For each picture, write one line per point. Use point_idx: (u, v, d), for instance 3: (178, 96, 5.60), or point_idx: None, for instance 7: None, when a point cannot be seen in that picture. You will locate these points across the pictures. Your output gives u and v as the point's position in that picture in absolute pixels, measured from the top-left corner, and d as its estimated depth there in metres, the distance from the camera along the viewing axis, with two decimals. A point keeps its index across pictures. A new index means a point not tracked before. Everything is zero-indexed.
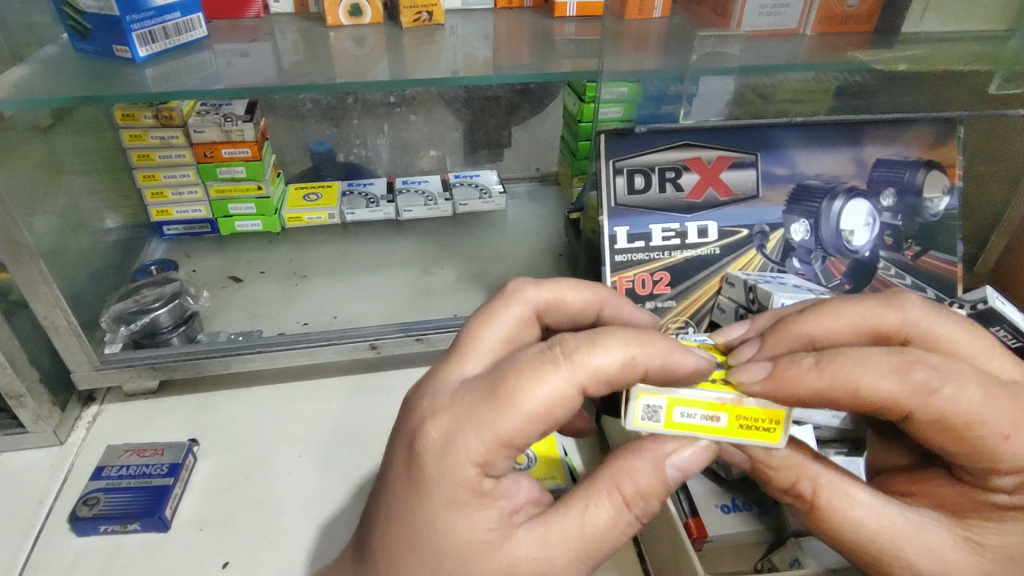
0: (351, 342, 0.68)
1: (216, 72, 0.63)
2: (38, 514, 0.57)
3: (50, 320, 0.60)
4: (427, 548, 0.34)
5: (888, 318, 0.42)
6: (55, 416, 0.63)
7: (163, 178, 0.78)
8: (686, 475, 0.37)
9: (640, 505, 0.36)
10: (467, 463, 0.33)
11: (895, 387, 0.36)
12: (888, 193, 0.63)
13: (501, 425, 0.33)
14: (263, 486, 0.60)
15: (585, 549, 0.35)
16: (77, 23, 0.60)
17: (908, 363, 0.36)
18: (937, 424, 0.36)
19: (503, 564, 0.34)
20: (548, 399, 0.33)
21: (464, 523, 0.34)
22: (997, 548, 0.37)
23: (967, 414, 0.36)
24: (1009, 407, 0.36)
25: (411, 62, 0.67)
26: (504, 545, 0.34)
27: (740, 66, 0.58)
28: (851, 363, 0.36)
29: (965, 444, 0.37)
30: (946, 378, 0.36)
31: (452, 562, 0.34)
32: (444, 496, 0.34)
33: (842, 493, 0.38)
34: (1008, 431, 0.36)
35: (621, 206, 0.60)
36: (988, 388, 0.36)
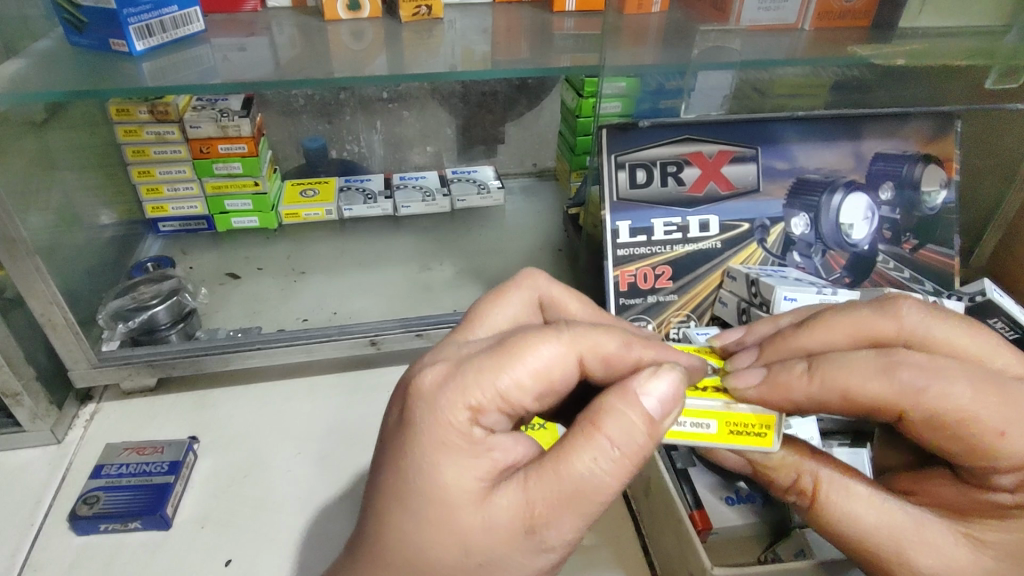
0: (352, 339, 0.68)
1: (213, 67, 0.62)
2: (36, 514, 0.57)
3: (46, 318, 0.59)
4: (413, 493, 0.33)
5: (884, 327, 0.42)
6: (52, 414, 0.62)
7: (159, 173, 0.78)
8: (668, 410, 0.34)
9: (622, 445, 0.33)
10: (459, 411, 0.33)
11: (881, 389, 0.37)
12: (887, 187, 0.64)
13: (500, 378, 0.34)
14: (264, 484, 0.59)
15: (569, 498, 0.32)
16: (72, 16, 0.60)
17: (894, 365, 0.37)
18: (928, 422, 0.37)
19: (482, 517, 0.32)
20: (548, 358, 0.35)
21: (447, 470, 0.33)
22: (998, 546, 0.37)
23: (956, 411, 0.36)
24: (1000, 404, 0.36)
25: (410, 56, 0.66)
26: (489, 495, 0.33)
27: (740, 61, 0.58)
28: (839, 368, 0.38)
29: (960, 441, 0.37)
30: (933, 377, 0.36)
31: (437, 508, 0.32)
32: (429, 441, 0.33)
33: (842, 489, 0.39)
34: (1002, 427, 0.36)
35: (622, 201, 0.60)
36: (978, 385, 0.36)
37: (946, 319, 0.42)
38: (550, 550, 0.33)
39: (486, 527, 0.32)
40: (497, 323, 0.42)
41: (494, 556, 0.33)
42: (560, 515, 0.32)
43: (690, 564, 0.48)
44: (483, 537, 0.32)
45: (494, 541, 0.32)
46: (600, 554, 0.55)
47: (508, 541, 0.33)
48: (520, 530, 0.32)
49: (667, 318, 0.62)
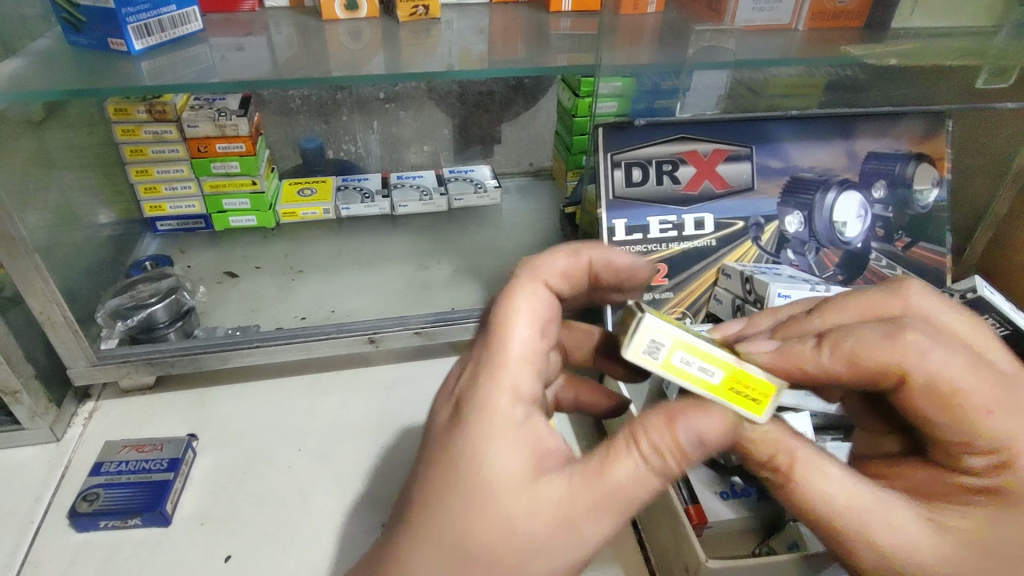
0: (350, 337, 0.68)
1: (212, 65, 0.63)
2: (36, 511, 0.57)
3: (45, 316, 0.59)
4: (461, 476, 0.34)
5: (889, 303, 0.43)
6: (52, 412, 0.62)
7: (157, 173, 0.78)
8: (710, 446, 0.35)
9: (664, 466, 0.34)
10: (504, 385, 0.35)
11: (887, 351, 0.36)
12: (879, 185, 0.65)
13: (516, 330, 0.37)
14: (263, 480, 0.60)
15: (610, 499, 0.34)
16: (71, 15, 0.60)
17: (899, 331, 0.37)
18: (929, 390, 0.36)
19: (527, 504, 0.33)
20: (537, 302, 0.38)
21: (500, 453, 0.34)
22: (961, 531, 0.35)
23: (954, 380, 0.36)
24: (991, 382, 0.36)
25: (407, 56, 0.67)
26: (534, 484, 0.33)
27: (734, 61, 0.59)
28: (849, 334, 0.37)
29: (950, 413, 0.36)
30: (937, 345, 0.36)
31: (482, 491, 0.33)
32: (481, 415, 0.34)
33: (819, 471, 0.36)
34: (992, 406, 0.36)
35: (618, 199, 0.60)
36: (973, 360, 0.36)
37: (940, 303, 0.43)
38: (585, 548, 0.34)
39: (532, 514, 0.33)
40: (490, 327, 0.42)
41: (534, 547, 0.33)
42: (600, 510, 0.34)
43: (685, 556, 0.48)
44: (526, 523, 0.33)
45: (536, 528, 0.33)
46: (598, 549, 0.56)
47: (547, 532, 0.33)
48: (560, 523, 0.33)
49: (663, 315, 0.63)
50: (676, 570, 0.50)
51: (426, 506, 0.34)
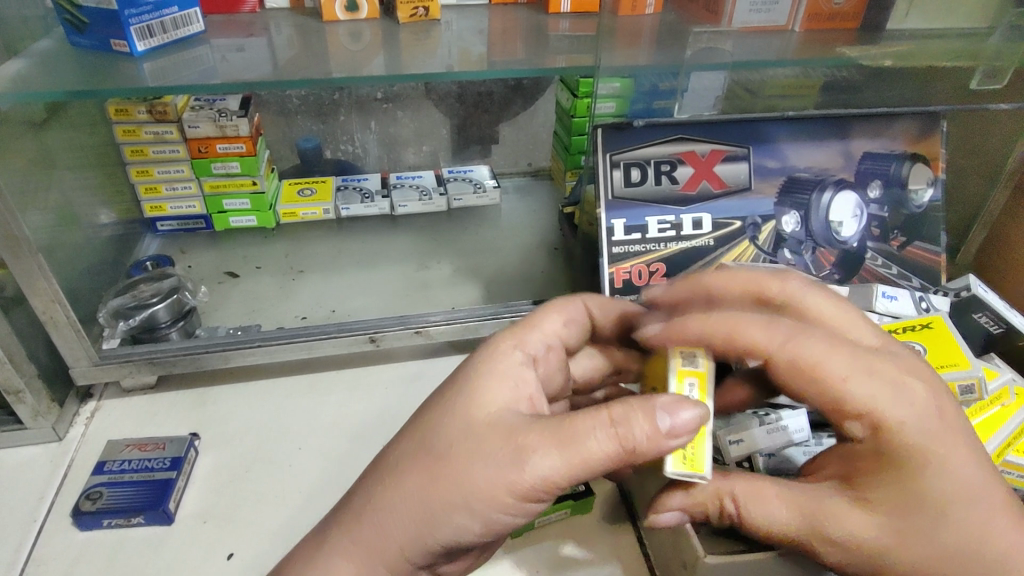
0: (351, 336, 0.68)
1: (214, 67, 0.63)
2: (39, 510, 0.57)
3: (48, 315, 0.60)
4: (454, 382, 0.40)
5: (770, 285, 0.43)
6: (54, 412, 0.63)
7: (157, 173, 0.78)
8: (679, 435, 0.35)
9: (624, 428, 0.34)
10: (520, 340, 0.43)
11: (761, 334, 0.38)
12: (875, 185, 0.65)
13: (552, 317, 0.47)
14: (265, 478, 0.60)
15: (559, 441, 0.35)
16: (73, 16, 0.60)
17: (768, 321, 0.38)
18: (793, 367, 0.37)
19: (487, 416, 0.37)
20: (569, 306, 0.49)
21: (490, 378, 0.39)
22: (883, 501, 0.36)
23: (810, 357, 0.37)
24: (853, 354, 0.36)
25: (407, 57, 0.67)
26: (499, 410, 0.37)
27: (732, 62, 0.60)
28: (725, 315, 0.40)
29: (819, 390, 0.37)
30: (795, 330, 0.38)
31: (463, 396, 0.38)
32: (492, 349, 0.41)
33: (756, 497, 0.40)
34: (845, 373, 0.36)
35: (617, 199, 0.61)
36: (834, 339, 0.37)
37: (829, 291, 0.42)
38: (520, 476, 0.34)
39: (486, 424, 0.36)
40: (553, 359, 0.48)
41: (473, 454, 0.35)
42: (543, 441, 0.35)
43: (684, 552, 0.49)
44: (482, 432, 0.36)
45: (487, 441, 0.36)
46: (597, 548, 0.56)
47: (496, 452, 0.35)
48: (504, 441, 0.35)
49: None
50: (674, 569, 0.51)
51: (422, 411, 0.39)
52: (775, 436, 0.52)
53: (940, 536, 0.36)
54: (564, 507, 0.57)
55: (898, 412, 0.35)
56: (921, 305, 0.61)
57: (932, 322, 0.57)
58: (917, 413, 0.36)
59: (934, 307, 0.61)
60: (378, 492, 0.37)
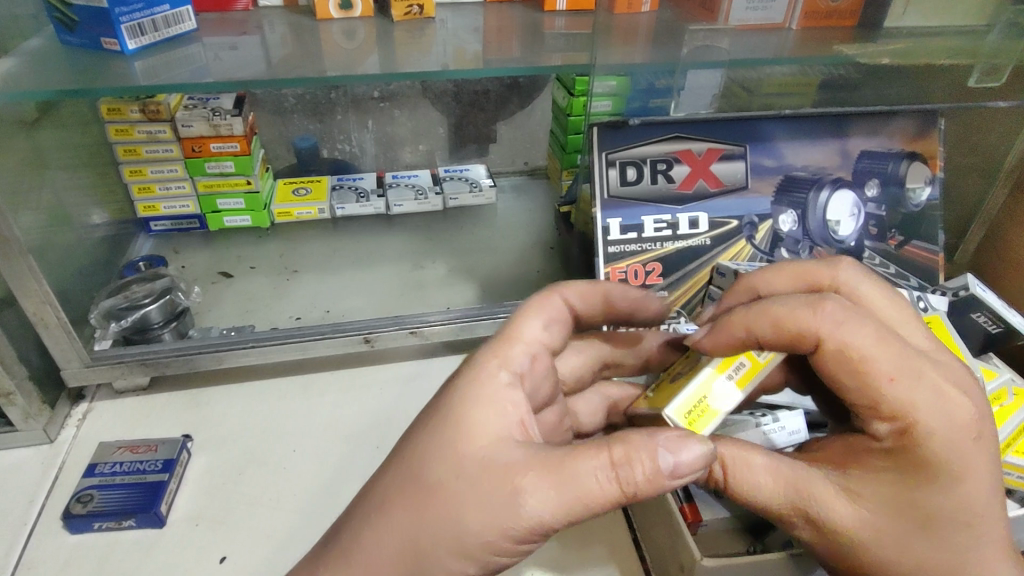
0: (345, 337, 0.68)
1: (206, 65, 0.63)
2: (30, 513, 0.57)
3: (39, 317, 0.59)
4: (440, 410, 0.38)
5: (820, 274, 0.43)
6: (45, 414, 0.62)
7: (151, 173, 0.78)
8: (683, 474, 0.34)
9: (627, 472, 0.34)
10: (503, 359, 0.40)
11: (807, 317, 0.37)
12: (872, 184, 0.65)
13: (529, 320, 0.43)
14: (258, 480, 0.60)
15: (557, 482, 0.34)
16: (63, 15, 0.60)
17: (821, 302, 0.37)
18: (839, 358, 0.36)
19: (480, 453, 0.35)
20: (550, 304, 0.46)
21: (478, 407, 0.37)
22: (875, 497, 0.36)
23: (859, 351, 0.36)
24: (898, 350, 0.36)
25: (402, 55, 0.67)
26: (492, 445, 0.36)
27: (728, 60, 0.60)
28: (772, 301, 0.39)
29: (857, 381, 0.36)
30: (848, 317, 0.36)
31: (452, 430, 0.36)
32: (474, 376, 0.38)
33: (744, 466, 0.39)
34: (892, 372, 0.35)
35: (613, 198, 0.60)
36: (883, 334, 0.36)
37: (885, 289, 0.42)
38: (520, 522, 0.34)
39: (478, 463, 0.35)
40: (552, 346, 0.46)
41: (468, 494, 0.35)
42: (544, 487, 0.34)
43: (680, 554, 0.49)
44: (474, 471, 0.35)
45: (480, 482, 0.35)
46: (592, 549, 0.56)
47: (492, 494, 0.34)
48: (500, 483, 0.34)
49: None
50: (670, 569, 0.51)
51: (405, 440, 0.38)
52: (772, 438, 0.52)
53: (918, 546, 0.36)
54: None
55: (935, 418, 0.35)
56: (920, 304, 0.60)
57: (928, 322, 0.56)
58: (949, 421, 0.35)
59: (932, 307, 0.60)
60: (368, 527, 0.37)
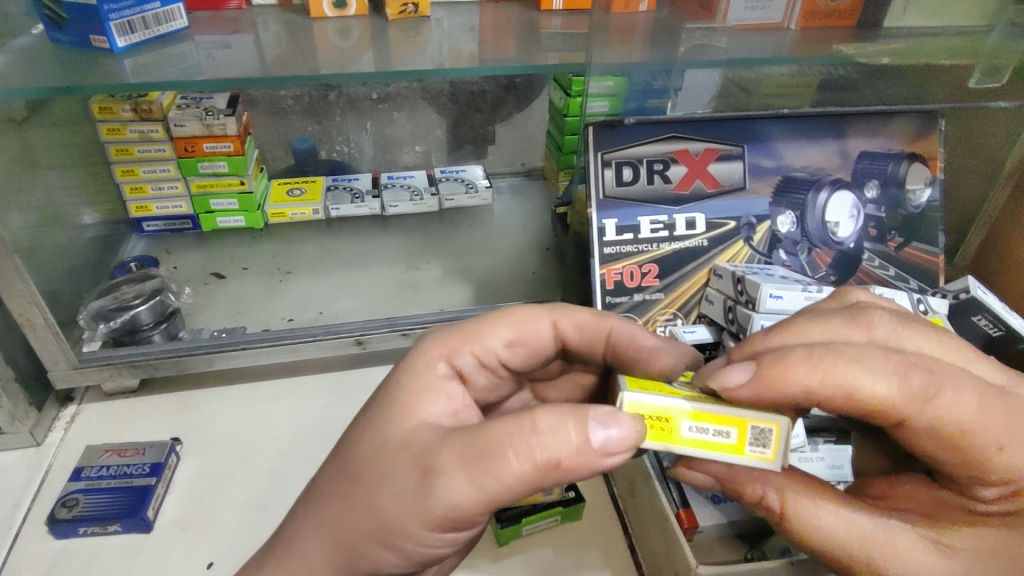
0: (338, 338, 0.67)
1: (198, 63, 0.62)
2: (14, 518, 0.55)
3: (26, 317, 0.58)
4: (382, 396, 0.41)
5: (853, 333, 0.40)
6: (32, 416, 0.61)
7: (143, 173, 0.77)
8: (609, 451, 0.34)
9: (543, 446, 0.34)
10: (450, 352, 0.45)
11: (894, 390, 0.35)
12: (872, 184, 0.64)
13: (498, 329, 0.48)
14: (247, 485, 0.59)
15: (469, 456, 0.34)
16: (52, 12, 0.59)
17: (907, 371, 0.35)
18: (932, 432, 0.35)
19: (404, 432, 0.38)
20: (533, 319, 0.49)
21: (418, 399, 0.40)
22: (967, 552, 0.37)
23: (961, 422, 0.35)
24: (1002, 415, 0.35)
25: (396, 54, 0.66)
26: (417, 427, 0.38)
27: (726, 59, 0.59)
28: (839, 362, 0.35)
29: (957, 452, 0.36)
30: (943, 385, 0.35)
31: (384, 411, 0.40)
32: (419, 361, 0.44)
33: (811, 507, 0.38)
34: (1000, 442, 0.35)
35: (609, 198, 0.59)
36: (985, 396, 0.35)
37: (917, 326, 0.40)
38: (430, 502, 0.35)
39: (401, 443, 0.37)
40: (520, 356, 0.49)
41: (386, 472, 0.36)
42: (455, 464, 0.34)
43: (676, 563, 0.47)
44: (395, 452, 0.37)
45: (398, 464, 0.36)
46: (587, 556, 0.55)
47: (407, 474, 0.36)
48: (415, 459, 0.36)
49: (654, 316, 0.62)
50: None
51: (350, 431, 0.41)
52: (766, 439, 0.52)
53: None
54: (554, 513, 0.56)
55: None
56: (919, 307, 0.59)
57: None
58: None
59: (932, 309, 0.59)
60: (307, 518, 0.39)
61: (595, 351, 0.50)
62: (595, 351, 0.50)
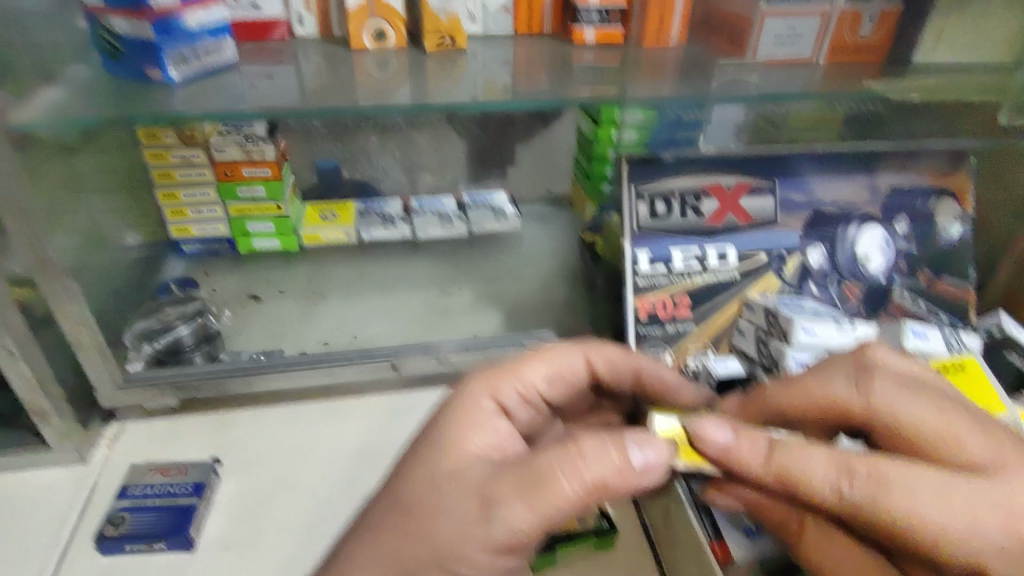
0: (373, 362, 0.68)
1: (242, 93, 0.64)
2: (62, 535, 0.57)
3: (74, 337, 0.61)
4: (428, 431, 0.43)
5: (851, 405, 0.44)
6: (79, 434, 0.63)
7: (184, 196, 0.80)
8: (647, 470, 0.39)
9: (593, 471, 0.37)
10: (494, 388, 0.46)
11: (831, 488, 0.39)
12: (902, 219, 0.65)
13: (536, 365, 0.50)
14: (286, 506, 0.60)
15: (526, 484, 0.37)
16: (111, 46, 0.62)
17: (848, 468, 0.39)
18: (874, 526, 0.38)
19: (456, 466, 0.40)
20: (566, 355, 0.52)
21: (464, 431, 0.42)
22: None
23: (897, 521, 0.37)
24: (944, 516, 0.37)
25: (433, 86, 0.68)
26: (467, 461, 0.40)
27: (757, 95, 0.60)
28: (787, 452, 0.40)
29: (903, 544, 0.38)
30: (882, 489, 0.38)
31: (433, 445, 0.41)
32: (464, 396, 0.45)
33: (824, 539, 0.42)
34: (935, 539, 0.37)
35: (642, 230, 0.60)
36: (925, 497, 0.37)
37: (919, 399, 0.42)
38: (490, 531, 0.36)
39: (454, 476, 0.39)
40: (558, 389, 0.52)
41: (440, 504, 0.38)
42: (513, 492, 0.37)
43: None
44: (449, 484, 0.38)
45: (454, 495, 0.38)
46: None
47: (463, 506, 0.37)
48: (472, 491, 0.38)
49: (685, 347, 0.62)
50: None
51: (396, 463, 0.42)
52: None
53: None
54: (586, 540, 0.57)
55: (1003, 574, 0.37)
56: (953, 342, 0.59)
57: (963, 363, 0.56)
58: None
59: (966, 346, 0.59)
60: (353, 549, 0.39)
61: (622, 384, 0.54)
62: (622, 383, 0.54)
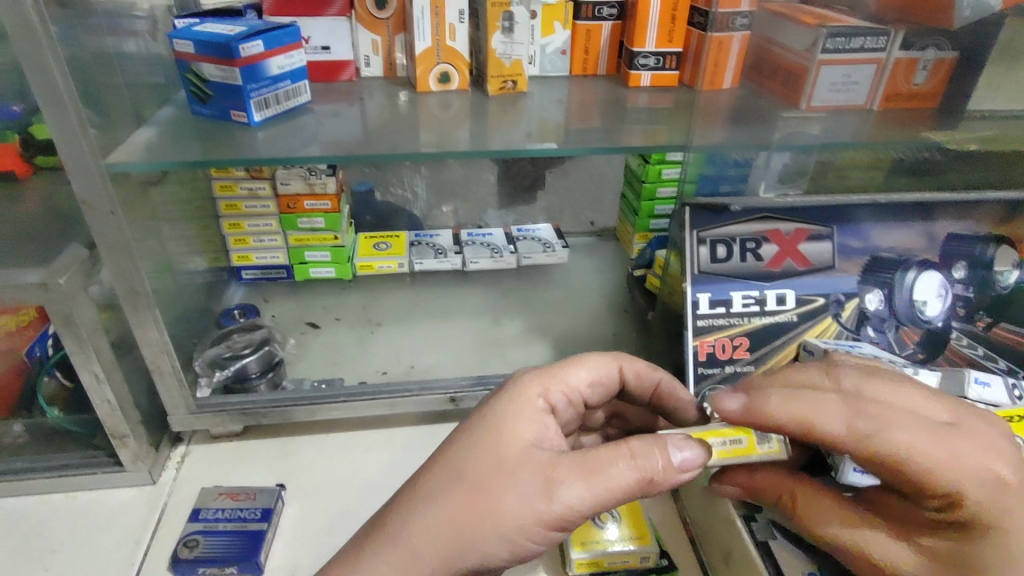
0: (432, 395, 0.70)
1: (315, 134, 0.68)
2: (136, 554, 0.59)
3: (156, 364, 0.64)
4: (485, 415, 0.45)
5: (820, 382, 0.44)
6: (151, 456, 0.66)
7: (247, 226, 0.83)
8: (688, 469, 0.42)
9: (645, 462, 0.41)
10: (545, 387, 0.49)
11: (841, 426, 0.40)
12: (959, 265, 0.65)
13: (579, 369, 0.52)
14: (348, 534, 0.61)
15: (587, 469, 0.40)
16: (198, 89, 0.65)
17: (856, 418, 0.40)
18: (878, 461, 0.40)
19: (519, 447, 0.43)
20: (604, 364, 0.54)
21: (520, 419, 0.45)
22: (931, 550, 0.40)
23: (896, 451, 0.39)
24: (935, 446, 0.39)
25: (494, 127, 0.71)
26: (527, 445, 0.43)
27: (820, 143, 0.64)
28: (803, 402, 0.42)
29: (903, 478, 0.40)
30: (882, 425, 0.39)
31: (494, 427, 0.44)
32: (519, 390, 0.48)
33: (814, 501, 0.45)
34: (933, 467, 0.38)
35: (703, 274, 0.62)
36: (915, 429, 0.39)
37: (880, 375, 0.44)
38: (552, 506, 0.40)
39: (517, 456, 0.42)
40: (591, 396, 0.54)
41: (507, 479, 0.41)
42: (575, 473, 0.40)
43: None
44: (515, 462, 0.42)
45: (522, 472, 0.41)
46: None
47: (528, 482, 0.41)
48: (538, 472, 0.41)
49: None
50: None
51: (454, 442, 0.44)
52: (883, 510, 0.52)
53: None
54: None
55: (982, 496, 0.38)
56: (1015, 392, 0.60)
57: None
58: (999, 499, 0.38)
59: None
60: (412, 515, 0.41)
61: (641, 397, 0.57)
62: (641, 397, 0.57)
